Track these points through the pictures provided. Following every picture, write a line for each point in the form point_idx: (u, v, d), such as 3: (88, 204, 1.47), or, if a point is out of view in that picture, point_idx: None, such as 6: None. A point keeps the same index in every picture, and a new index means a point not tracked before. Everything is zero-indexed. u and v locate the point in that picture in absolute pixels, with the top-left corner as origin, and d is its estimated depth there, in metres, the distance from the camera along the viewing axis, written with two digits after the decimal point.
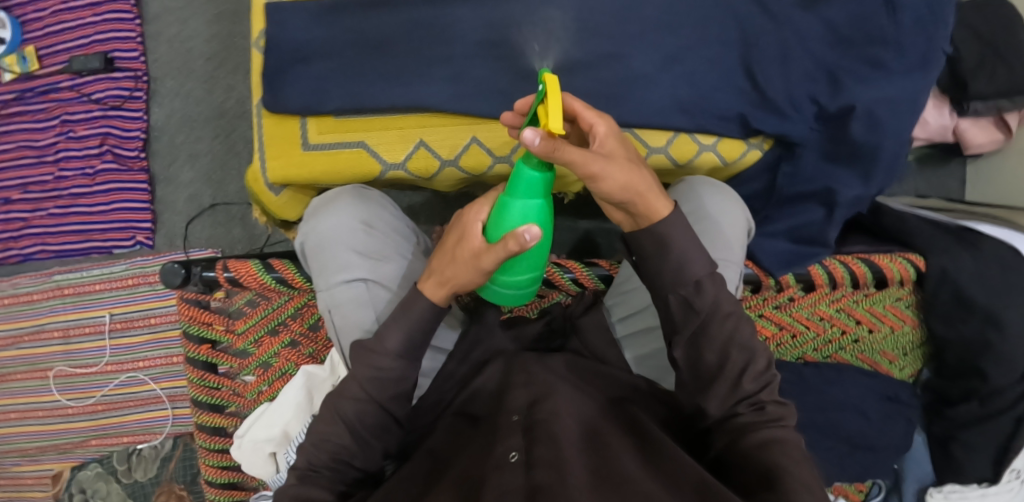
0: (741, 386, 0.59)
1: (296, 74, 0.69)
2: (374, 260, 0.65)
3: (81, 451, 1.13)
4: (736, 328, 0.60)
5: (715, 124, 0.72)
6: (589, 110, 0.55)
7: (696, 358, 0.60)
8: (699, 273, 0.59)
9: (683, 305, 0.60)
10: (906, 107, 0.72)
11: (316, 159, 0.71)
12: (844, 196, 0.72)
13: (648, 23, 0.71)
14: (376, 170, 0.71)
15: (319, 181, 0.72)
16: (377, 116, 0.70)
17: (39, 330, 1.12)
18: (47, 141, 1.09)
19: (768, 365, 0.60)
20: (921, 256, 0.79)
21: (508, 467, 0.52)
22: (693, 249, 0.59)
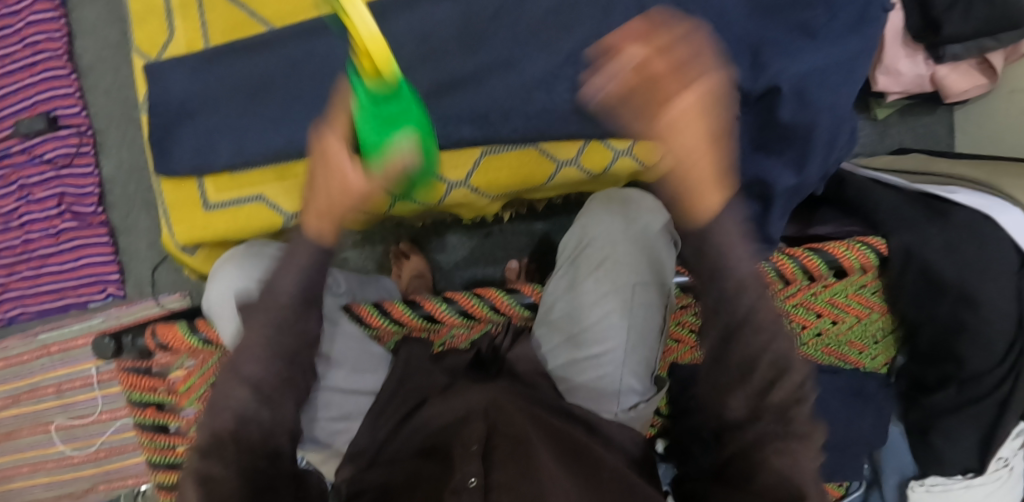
0: (768, 395, 0.47)
1: (183, 130, 0.67)
2: None
3: (92, 496, 1.18)
4: (773, 336, 0.47)
5: (626, 125, 0.65)
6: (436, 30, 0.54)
7: (720, 353, 0.48)
8: (744, 271, 0.47)
9: (722, 337, 0.48)
10: (841, 77, 0.65)
11: (218, 219, 0.70)
12: (778, 187, 0.68)
13: (541, 22, 0.64)
14: (279, 221, 0.69)
15: (230, 237, 0.72)
16: (269, 166, 0.68)
17: (34, 388, 1.16)
18: (7, 208, 1.10)
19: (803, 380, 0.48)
20: (884, 237, 0.72)
21: (465, 495, 0.50)
22: (733, 245, 0.47)
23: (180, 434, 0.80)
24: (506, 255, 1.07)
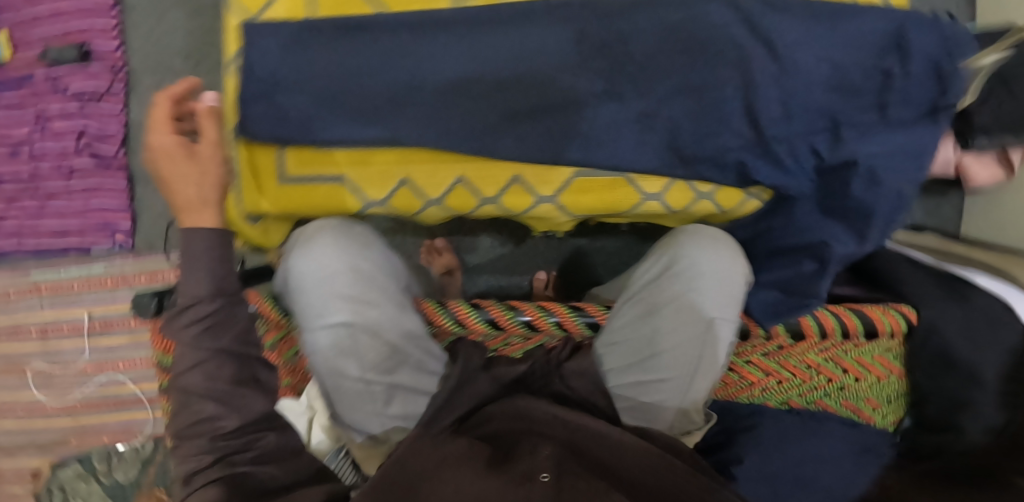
0: None
1: (267, 100, 0.67)
2: (360, 305, 0.63)
3: (60, 449, 1.12)
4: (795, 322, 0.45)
5: (713, 172, 0.71)
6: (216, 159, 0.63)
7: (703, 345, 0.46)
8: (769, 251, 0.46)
9: None
10: (905, 160, 0.71)
11: (291, 192, 0.70)
12: (836, 253, 0.73)
13: (647, 59, 0.68)
14: (358, 205, 0.71)
15: (298, 212, 0.72)
16: (359, 148, 0.68)
17: (14, 328, 1.10)
18: (20, 135, 1.05)
19: None
20: (914, 307, 0.77)
21: (532, 486, 0.53)
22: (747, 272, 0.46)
23: None
24: (534, 266, 1.07)
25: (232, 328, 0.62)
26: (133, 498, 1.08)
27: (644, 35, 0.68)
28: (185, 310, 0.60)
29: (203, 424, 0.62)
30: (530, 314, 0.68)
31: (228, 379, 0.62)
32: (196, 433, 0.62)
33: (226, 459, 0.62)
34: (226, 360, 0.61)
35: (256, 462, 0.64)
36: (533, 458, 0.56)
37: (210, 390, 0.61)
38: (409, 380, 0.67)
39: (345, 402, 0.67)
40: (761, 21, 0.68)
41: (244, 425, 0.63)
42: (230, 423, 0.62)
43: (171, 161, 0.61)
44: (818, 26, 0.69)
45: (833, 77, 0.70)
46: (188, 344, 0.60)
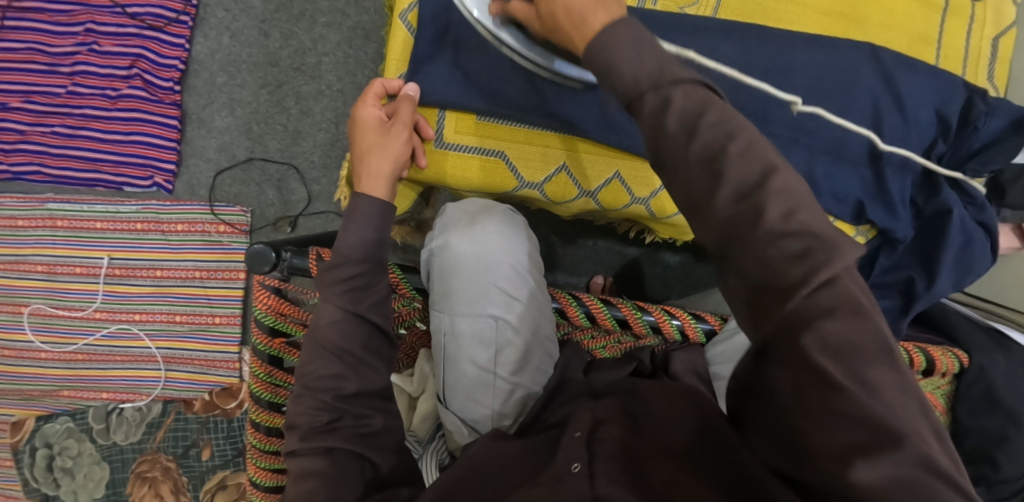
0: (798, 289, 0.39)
1: (437, 64, 0.66)
2: (511, 299, 0.65)
3: (50, 401, 1.01)
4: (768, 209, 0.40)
5: (833, 204, 0.76)
6: (403, 145, 0.64)
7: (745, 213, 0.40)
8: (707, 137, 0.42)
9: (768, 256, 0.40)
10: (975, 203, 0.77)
11: (445, 158, 0.70)
12: (921, 291, 0.78)
13: (798, 93, 0.73)
14: (512, 185, 0.72)
15: (442, 181, 0.72)
16: (522, 128, 0.69)
17: (19, 261, 1.00)
18: (64, 50, 0.97)
19: (794, 210, 0.40)
20: (966, 352, 0.85)
21: (570, 480, 0.53)
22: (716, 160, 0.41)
23: (289, 372, 0.72)
24: (592, 270, 1.07)
25: (371, 296, 0.61)
26: (133, 464, 0.98)
27: (798, 74, 0.73)
28: (335, 267, 0.60)
29: (326, 381, 0.59)
30: (657, 314, 0.71)
31: (359, 344, 0.60)
32: (323, 387, 0.59)
33: (339, 431, 0.59)
34: (357, 325, 0.60)
35: (363, 443, 0.60)
36: (563, 450, 0.56)
37: (343, 349, 0.59)
38: (528, 381, 0.66)
39: (456, 389, 0.66)
40: (897, 78, 0.74)
41: (362, 393, 0.60)
42: (350, 386, 0.59)
43: (364, 136, 0.64)
44: (936, 84, 0.75)
45: (938, 130, 0.76)
46: (333, 302, 0.60)
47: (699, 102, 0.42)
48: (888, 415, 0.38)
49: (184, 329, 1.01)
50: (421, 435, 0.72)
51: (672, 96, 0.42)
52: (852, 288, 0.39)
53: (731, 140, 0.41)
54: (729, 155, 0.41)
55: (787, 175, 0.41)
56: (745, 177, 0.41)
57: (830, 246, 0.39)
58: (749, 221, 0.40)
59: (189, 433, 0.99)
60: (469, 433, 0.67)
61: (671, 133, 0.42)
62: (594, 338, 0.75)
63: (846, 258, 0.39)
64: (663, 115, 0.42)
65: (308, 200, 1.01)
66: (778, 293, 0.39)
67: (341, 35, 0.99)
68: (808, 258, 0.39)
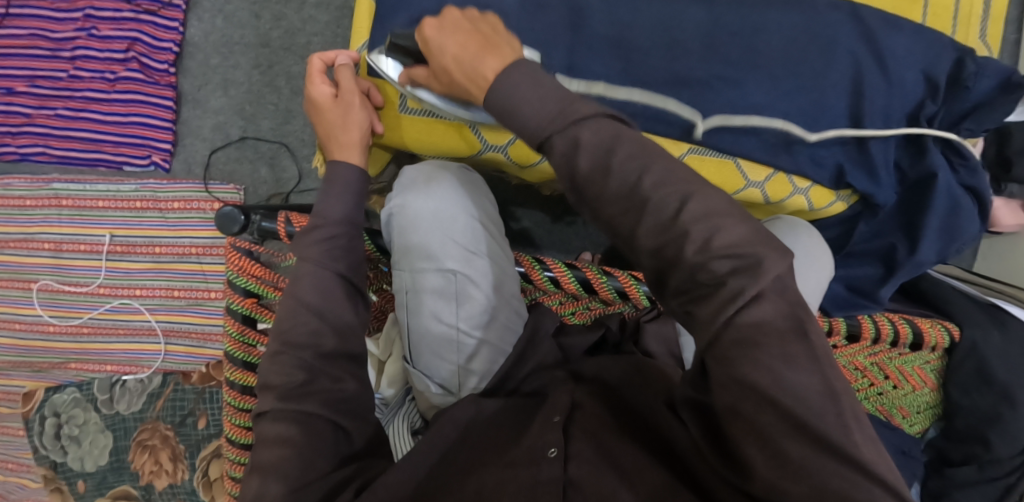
0: (723, 309, 0.44)
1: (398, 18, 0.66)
2: (469, 253, 0.64)
3: (59, 373, 1.07)
4: (688, 232, 0.45)
5: (812, 168, 0.73)
6: (361, 112, 0.66)
7: (663, 238, 0.46)
8: (624, 165, 0.47)
9: (706, 270, 0.44)
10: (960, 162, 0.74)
11: (412, 123, 0.71)
12: (903, 259, 0.76)
13: (776, 53, 0.71)
14: (477, 149, 0.72)
15: (408, 146, 0.73)
16: None
17: (28, 239, 1.06)
18: (65, 35, 1.01)
19: (715, 231, 0.45)
20: (957, 326, 0.82)
21: (544, 464, 0.54)
22: (632, 175, 0.46)
23: (263, 333, 0.72)
24: (581, 246, 1.07)
25: (349, 258, 0.62)
26: (134, 432, 1.02)
27: (777, 38, 0.71)
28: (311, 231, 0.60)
29: (306, 337, 0.59)
30: (622, 277, 0.68)
31: (332, 304, 0.60)
32: (299, 347, 0.59)
33: (315, 395, 0.58)
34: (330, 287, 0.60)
35: (339, 409, 0.59)
36: (540, 433, 0.57)
37: (321, 311, 0.59)
38: (493, 338, 0.66)
39: (421, 345, 0.66)
40: (879, 37, 0.70)
41: (341, 354, 0.60)
42: (330, 343, 0.59)
43: (323, 113, 0.66)
44: (922, 44, 0.71)
45: (926, 92, 0.72)
46: (313, 260, 0.60)
47: (609, 137, 0.47)
48: (820, 423, 0.42)
49: (182, 303, 1.05)
50: (389, 399, 0.73)
51: (580, 137, 0.47)
52: (781, 294, 0.44)
53: (644, 174, 0.46)
54: (656, 186, 0.46)
55: (704, 195, 0.46)
56: (662, 206, 0.46)
57: (756, 264, 0.44)
58: (678, 242, 0.45)
59: (186, 403, 1.02)
60: (439, 393, 0.66)
61: (586, 169, 0.47)
62: (564, 304, 0.74)
63: (771, 265, 0.44)
64: (576, 156, 0.47)
65: (299, 178, 1.03)
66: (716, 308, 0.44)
67: (329, 14, 1.01)
68: (736, 272, 0.44)
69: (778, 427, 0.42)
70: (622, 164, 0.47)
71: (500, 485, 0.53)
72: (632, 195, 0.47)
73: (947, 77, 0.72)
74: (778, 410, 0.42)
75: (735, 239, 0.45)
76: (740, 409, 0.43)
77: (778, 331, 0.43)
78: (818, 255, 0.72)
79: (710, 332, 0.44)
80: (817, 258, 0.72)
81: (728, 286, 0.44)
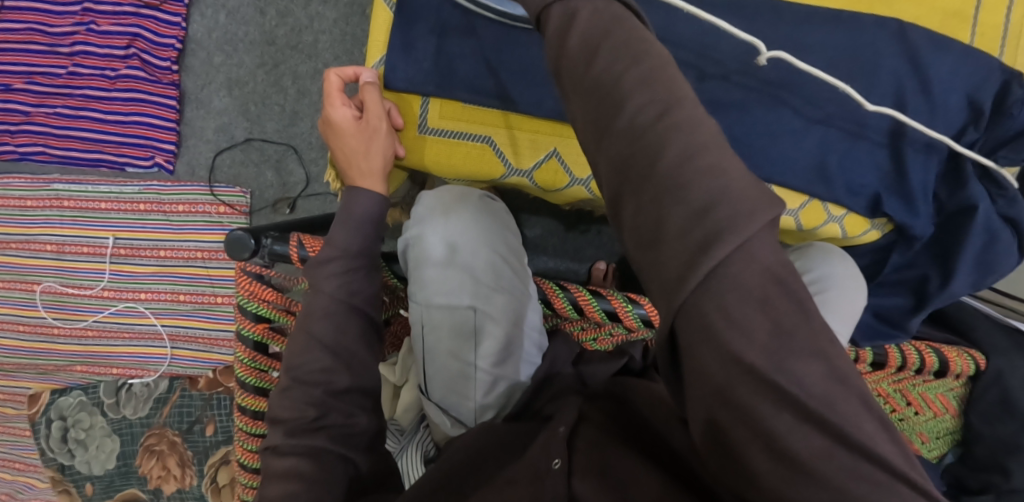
0: (683, 235, 0.35)
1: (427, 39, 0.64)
2: (489, 289, 0.62)
3: (64, 375, 1.06)
4: (661, 141, 0.36)
5: (847, 197, 0.69)
6: (384, 140, 0.63)
7: (631, 148, 0.37)
8: (621, 47, 0.39)
9: (671, 192, 0.36)
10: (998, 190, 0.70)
11: (431, 145, 0.68)
12: (934, 291, 0.74)
13: (815, 75, 0.67)
14: (498, 172, 0.69)
15: (427, 167, 0.70)
16: (510, 113, 0.66)
17: (30, 240, 1.03)
18: (63, 30, 0.97)
19: (696, 151, 0.36)
20: (983, 354, 0.81)
21: (548, 479, 0.54)
22: (626, 68, 0.39)
23: (274, 357, 0.70)
24: (596, 256, 1.05)
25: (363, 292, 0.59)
26: (141, 437, 1.01)
27: (816, 60, 0.67)
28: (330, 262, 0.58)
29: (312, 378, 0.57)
30: (648, 308, 0.65)
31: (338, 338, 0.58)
32: (312, 383, 0.57)
33: (325, 431, 0.57)
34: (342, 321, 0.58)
35: (344, 443, 0.58)
36: (543, 444, 0.56)
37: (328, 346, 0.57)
38: (511, 373, 0.64)
39: (437, 381, 0.63)
40: (924, 58, 0.67)
41: (352, 389, 0.59)
42: (342, 381, 0.58)
43: (343, 132, 0.64)
44: (968, 65, 0.68)
45: (968, 117, 0.69)
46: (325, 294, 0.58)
47: (606, 20, 0.41)
48: (838, 421, 0.33)
49: (188, 308, 1.03)
50: (404, 427, 0.71)
51: (578, 13, 0.41)
52: (781, 262, 0.35)
53: (632, 64, 0.39)
54: (643, 82, 0.38)
55: (693, 111, 0.38)
56: (641, 109, 0.38)
57: (729, 205, 0.34)
58: (648, 152, 0.37)
59: (193, 410, 1.01)
60: (453, 425, 0.64)
61: (571, 51, 0.41)
62: (585, 329, 0.71)
63: (750, 210, 0.34)
64: (566, 32, 0.41)
65: (306, 181, 1.00)
66: (671, 239, 0.35)
67: (338, 11, 0.97)
68: (707, 208, 0.35)
69: (780, 418, 0.34)
70: (612, 50, 0.39)
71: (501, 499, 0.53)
72: (610, 90, 0.39)
73: (992, 103, 0.68)
74: (783, 403, 0.34)
75: (717, 175, 0.35)
76: (733, 396, 0.34)
77: (769, 300, 0.34)
78: (852, 285, 0.70)
79: (667, 268, 0.35)
80: (852, 289, 0.69)
81: (701, 222, 0.35)
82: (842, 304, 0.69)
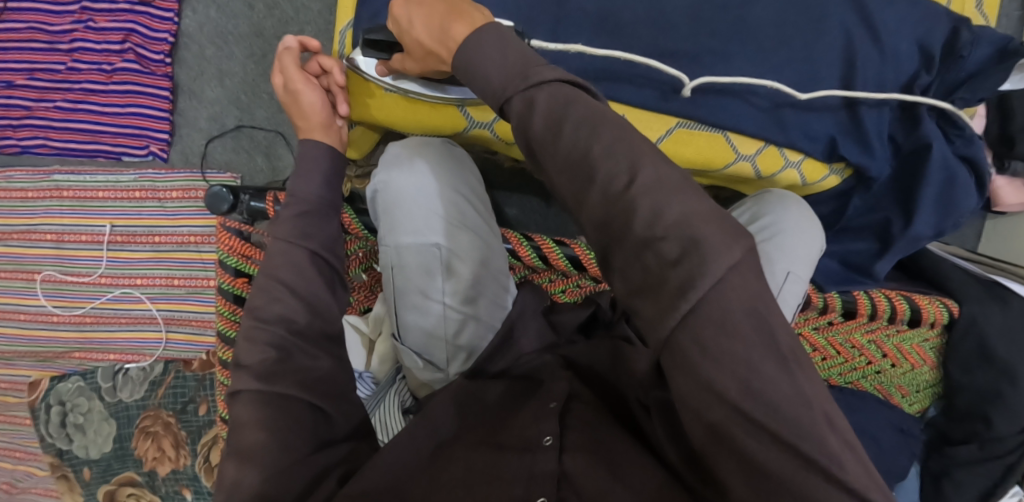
0: (665, 282, 0.41)
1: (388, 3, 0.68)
2: (453, 229, 0.64)
3: (64, 362, 1.08)
4: (634, 205, 0.42)
5: (804, 142, 0.72)
6: (309, 93, 0.67)
7: (608, 215, 0.43)
8: (575, 120, 0.44)
9: (651, 249, 0.41)
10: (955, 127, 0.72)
11: (394, 101, 0.71)
12: (897, 233, 0.76)
13: (767, 25, 0.70)
14: (462, 125, 0.72)
15: (396, 125, 0.74)
16: None
17: (31, 230, 1.07)
18: (62, 28, 1.02)
19: (665, 206, 0.42)
20: (957, 303, 0.81)
21: (540, 453, 0.53)
22: (585, 137, 0.44)
23: None
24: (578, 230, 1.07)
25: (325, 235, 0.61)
26: (137, 419, 1.03)
27: (767, 11, 0.70)
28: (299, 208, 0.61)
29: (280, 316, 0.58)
30: None
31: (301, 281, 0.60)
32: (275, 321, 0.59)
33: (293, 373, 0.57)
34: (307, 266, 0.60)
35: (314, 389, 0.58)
36: (534, 422, 0.56)
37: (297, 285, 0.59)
38: (480, 313, 0.66)
39: (409, 321, 0.66)
40: (871, 7, 0.69)
41: (313, 330, 0.60)
42: (300, 320, 0.59)
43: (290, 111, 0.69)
44: (915, 13, 0.70)
45: (921, 62, 0.71)
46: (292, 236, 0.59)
47: (563, 100, 0.45)
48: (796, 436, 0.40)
49: (182, 292, 1.06)
50: (380, 379, 0.73)
51: (536, 98, 0.45)
52: (745, 291, 0.40)
53: (595, 137, 0.44)
54: (608, 153, 0.43)
55: (655, 166, 0.43)
56: (609, 178, 0.43)
57: (699, 249, 0.40)
58: (623, 215, 0.42)
59: (188, 390, 1.03)
60: (426, 367, 0.66)
61: (537, 132, 0.45)
62: (554, 282, 0.74)
63: (722, 257, 0.40)
64: (529, 116, 0.45)
65: (294, 166, 1.05)
66: (657, 292, 0.41)
67: (322, 2, 1.02)
68: (684, 260, 0.40)
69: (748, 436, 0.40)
70: (574, 129, 0.44)
71: (492, 467, 0.52)
72: (584, 167, 0.44)
73: (942, 47, 0.70)
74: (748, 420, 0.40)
75: (685, 224, 0.41)
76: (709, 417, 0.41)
77: (738, 329, 0.40)
78: (807, 230, 0.71)
79: (662, 315, 0.41)
80: (808, 233, 0.70)
81: (677, 269, 0.41)
82: (795, 247, 0.70)
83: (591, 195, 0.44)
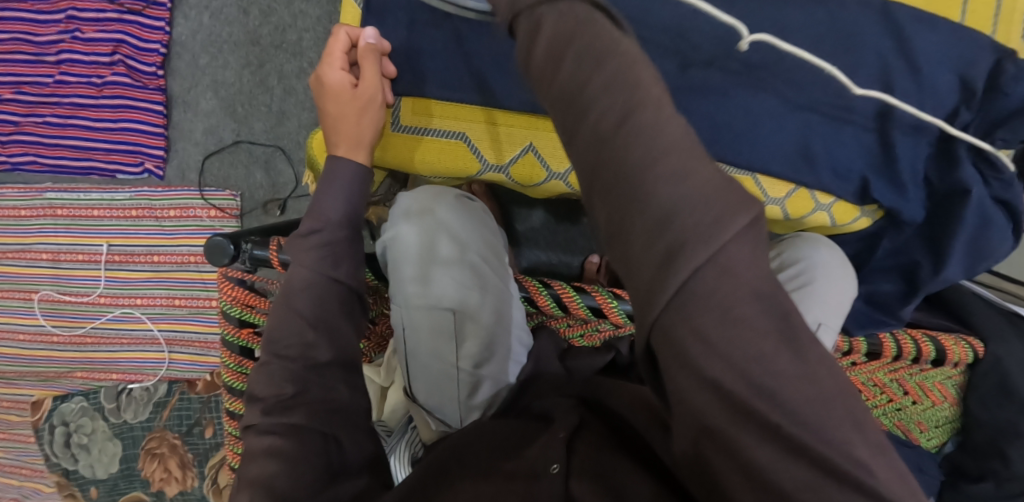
0: (650, 248, 0.32)
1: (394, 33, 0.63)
2: (467, 289, 0.61)
3: (68, 382, 1.06)
4: (628, 152, 0.34)
5: (835, 183, 0.68)
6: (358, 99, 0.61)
7: (596, 156, 0.35)
8: (581, 49, 0.36)
9: (641, 208, 0.33)
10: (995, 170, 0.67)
11: (404, 143, 0.67)
12: (924, 276, 0.73)
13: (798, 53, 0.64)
14: (474, 168, 0.68)
15: (402, 167, 0.69)
16: (483, 108, 0.65)
17: (26, 249, 1.04)
18: (49, 38, 0.97)
19: (665, 159, 0.33)
20: (982, 341, 0.78)
21: (545, 480, 0.50)
22: (593, 75, 0.35)
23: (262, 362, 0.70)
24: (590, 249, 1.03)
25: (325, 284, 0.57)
26: (142, 440, 1.02)
27: (799, 38, 0.65)
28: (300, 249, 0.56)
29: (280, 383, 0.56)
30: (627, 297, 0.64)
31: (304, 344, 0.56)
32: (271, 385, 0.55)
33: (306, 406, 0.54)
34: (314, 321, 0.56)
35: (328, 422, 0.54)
36: (541, 448, 0.53)
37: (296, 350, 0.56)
38: (495, 372, 0.63)
39: (422, 381, 0.63)
40: (910, 37, 0.64)
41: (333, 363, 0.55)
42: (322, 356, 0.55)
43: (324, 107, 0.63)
44: (957, 44, 0.65)
45: (961, 98, 0.66)
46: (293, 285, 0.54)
47: (573, 23, 0.36)
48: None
49: (184, 312, 1.04)
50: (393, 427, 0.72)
51: (544, 19, 0.37)
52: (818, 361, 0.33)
53: (597, 67, 0.35)
54: (607, 88, 0.35)
55: (660, 112, 0.34)
56: (604, 114, 0.35)
57: (697, 218, 0.32)
58: (615, 159, 0.34)
59: (192, 412, 1.02)
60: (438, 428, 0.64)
61: (537, 59, 0.37)
62: (571, 326, 0.69)
63: (727, 221, 0.31)
64: (531, 43, 0.37)
65: (295, 182, 1.01)
66: (641, 253, 0.33)
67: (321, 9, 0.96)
68: (677, 222, 0.32)
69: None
70: (575, 57, 0.36)
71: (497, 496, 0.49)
72: (575, 98, 0.36)
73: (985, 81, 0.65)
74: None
75: (694, 194, 0.32)
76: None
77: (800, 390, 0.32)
78: (840, 276, 0.68)
79: (644, 283, 0.33)
80: (839, 279, 0.68)
81: (670, 241, 0.32)
82: (829, 293, 0.67)
83: (583, 128, 0.35)
